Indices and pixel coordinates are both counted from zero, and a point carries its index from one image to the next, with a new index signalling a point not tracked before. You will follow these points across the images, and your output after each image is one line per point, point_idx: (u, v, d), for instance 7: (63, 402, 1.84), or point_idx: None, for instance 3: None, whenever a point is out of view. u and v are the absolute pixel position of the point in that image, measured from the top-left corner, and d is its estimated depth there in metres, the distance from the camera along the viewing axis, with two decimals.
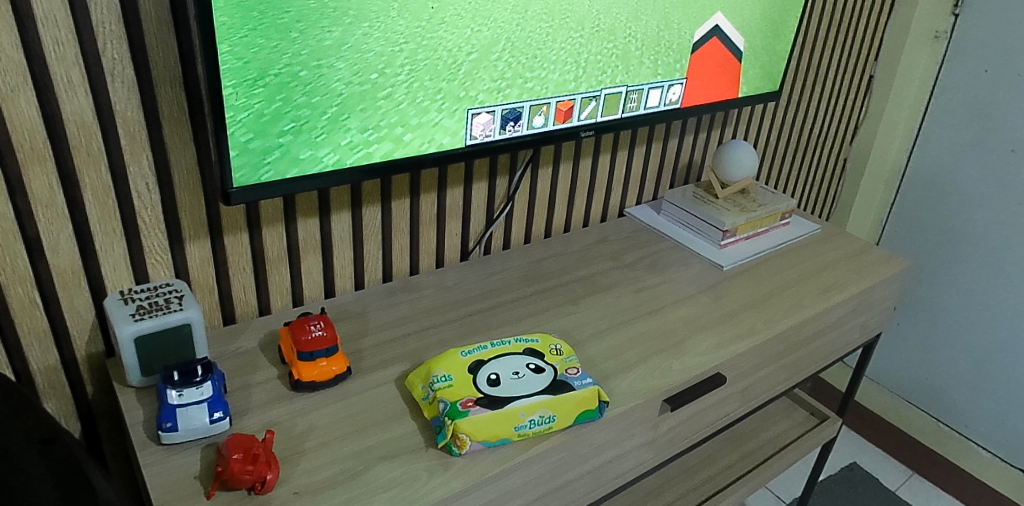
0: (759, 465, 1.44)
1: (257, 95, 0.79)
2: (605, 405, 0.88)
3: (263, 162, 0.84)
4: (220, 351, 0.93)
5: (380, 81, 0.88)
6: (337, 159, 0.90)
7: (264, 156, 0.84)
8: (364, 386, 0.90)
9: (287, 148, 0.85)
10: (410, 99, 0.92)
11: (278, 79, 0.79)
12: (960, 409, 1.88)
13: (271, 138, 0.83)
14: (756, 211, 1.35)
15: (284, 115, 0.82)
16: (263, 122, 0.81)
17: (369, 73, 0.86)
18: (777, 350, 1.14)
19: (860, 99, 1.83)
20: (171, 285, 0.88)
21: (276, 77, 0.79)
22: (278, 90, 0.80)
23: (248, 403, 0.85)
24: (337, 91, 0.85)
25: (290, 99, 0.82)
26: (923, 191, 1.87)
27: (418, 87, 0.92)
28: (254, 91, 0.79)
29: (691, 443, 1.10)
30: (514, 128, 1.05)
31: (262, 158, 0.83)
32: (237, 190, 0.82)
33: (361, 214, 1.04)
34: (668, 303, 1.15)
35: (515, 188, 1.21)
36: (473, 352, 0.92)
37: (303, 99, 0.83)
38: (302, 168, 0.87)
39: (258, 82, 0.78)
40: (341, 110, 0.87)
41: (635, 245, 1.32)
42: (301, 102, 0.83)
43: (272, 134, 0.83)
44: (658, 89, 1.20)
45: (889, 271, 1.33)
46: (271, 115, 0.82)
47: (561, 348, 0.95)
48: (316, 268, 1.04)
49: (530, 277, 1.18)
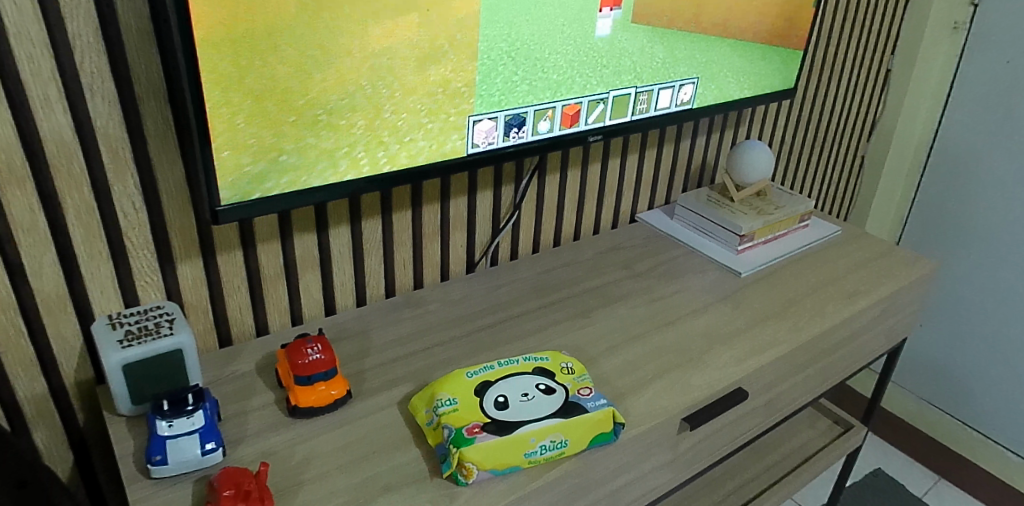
0: (784, 478, 1.38)
1: (247, 108, 0.75)
2: (620, 427, 0.83)
3: (255, 180, 0.80)
4: (215, 375, 0.89)
5: (377, 91, 0.84)
6: (333, 175, 0.85)
7: (256, 174, 0.79)
8: (365, 411, 0.85)
9: (280, 166, 0.81)
10: (411, 109, 0.88)
11: (267, 90, 0.75)
12: (990, 414, 1.81)
13: (262, 155, 0.79)
14: (773, 214, 1.30)
15: (274, 131, 0.78)
16: (253, 139, 0.77)
17: (365, 85, 0.82)
18: (801, 361, 1.08)
19: (878, 93, 1.77)
20: (161, 308, 0.84)
21: (265, 92, 0.75)
22: (267, 105, 0.76)
23: (244, 431, 0.81)
24: (331, 106, 0.81)
25: (281, 111, 0.77)
26: (945, 189, 1.80)
27: (419, 95, 0.87)
28: (239, 108, 0.74)
29: (713, 460, 1.04)
30: (518, 135, 1.01)
31: (255, 176, 0.79)
32: (225, 208, 0.78)
33: (361, 228, 0.99)
34: (685, 314, 1.09)
35: (521, 196, 1.16)
36: (480, 373, 0.87)
37: (294, 113, 0.78)
38: (297, 185, 0.83)
39: (246, 97, 0.74)
40: (337, 125, 0.83)
41: (649, 252, 1.27)
42: (291, 117, 0.79)
43: (264, 151, 0.79)
44: (669, 89, 1.15)
45: (915, 275, 1.28)
46: (261, 131, 0.77)
47: (573, 366, 0.89)
48: (315, 285, 0.99)
49: (538, 289, 1.13)
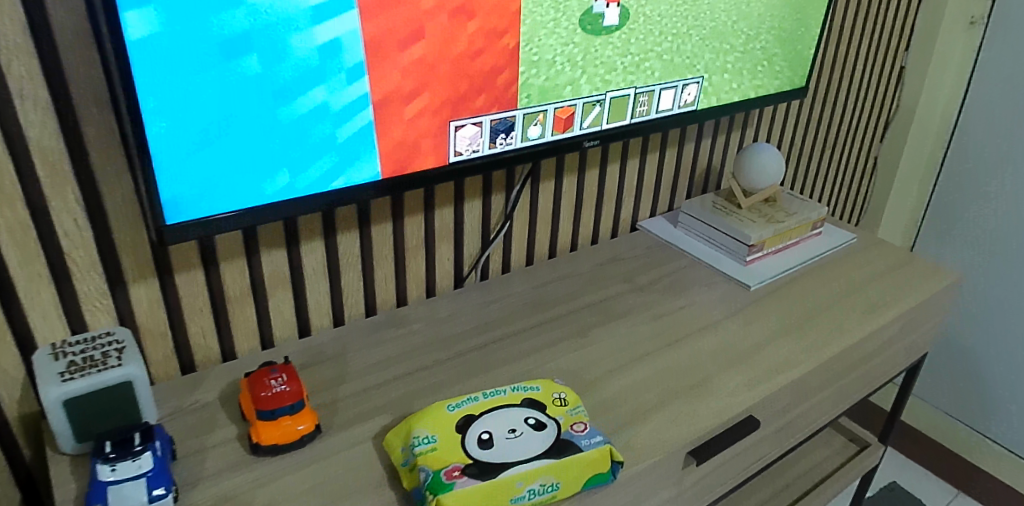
0: (798, 501, 1.29)
1: (194, 117, 0.67)
2: (618, 466, 0.74)
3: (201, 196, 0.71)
4: (174, 406, 0.81)
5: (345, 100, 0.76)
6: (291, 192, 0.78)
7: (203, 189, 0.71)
8: (337, 447, 0.77)
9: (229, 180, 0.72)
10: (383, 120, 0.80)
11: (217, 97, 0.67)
12: (1011, 426, 1.71)
13: (211, 170, 0.71)
14: (785, 222, 1.21)
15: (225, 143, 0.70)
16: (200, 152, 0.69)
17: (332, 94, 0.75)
18: (817, 383, 1.00)
19: (892, 90, 1.68)
20: (111, 334, 0.76)
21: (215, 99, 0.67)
22: (215, 117, 0.68)
23: (201, 472, 0.73)
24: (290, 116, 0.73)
25: (233, 120, 0.70)
26: (964, 192, 1.71)
27: (393, 104, 0.80)
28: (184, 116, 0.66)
29: (723, 492, 0.96)
30: (505, 141, 0.92)
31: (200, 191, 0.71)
32: (171, 227, 0.70)
33: (336, 243, 0.91)
34: (691, 332, 1.01)
35: (513, 206, 1.08)
36: (463, 405, 0.79)
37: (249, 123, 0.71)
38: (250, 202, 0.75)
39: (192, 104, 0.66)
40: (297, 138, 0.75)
41: (651, 263, 1.18)
42: (244, 129, 0.71)
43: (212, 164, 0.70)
44: (672, 89, 1.06)
45: (937, 286, 1.19)
46: (206, 142, 0.69)
47: (566, 397, 0.81)
48: (287, 305, 0.91)
49: (532, 305, 1.05)
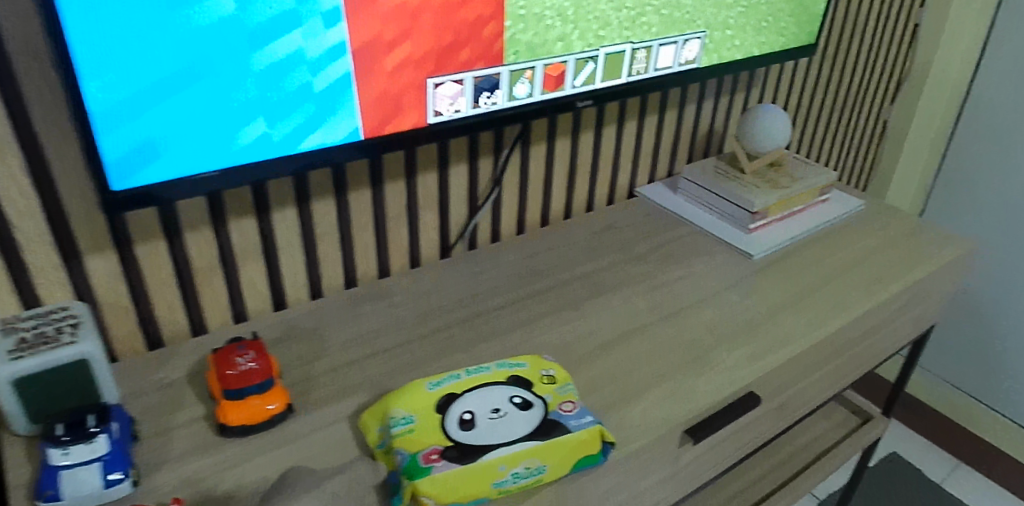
0: (798, 476, 1.25)
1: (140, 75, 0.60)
2: (610, 446, 0.69)
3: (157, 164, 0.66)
4: (139, 384, 0.76)
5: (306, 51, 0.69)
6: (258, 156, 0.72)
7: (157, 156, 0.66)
8: (310, 427, 0.72)
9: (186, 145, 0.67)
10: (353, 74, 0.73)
11: (165, 51, 0.61)
12: (1017, 398, 1.67)
13: (162, 132, 0.65)
14: (790, 188, 1.15)
15: (176, 104, 0.64)
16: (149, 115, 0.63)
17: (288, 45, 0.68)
18: (821, 357, 0.95)
19: (905, 49, 1.58)
20: (67, 308, 0.71)
21: (159, 56, 0.61)
22: (166, 73, 0.62)
23: (164, 454, 0.69)
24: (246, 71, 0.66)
25: (185, 78, 0.63)
26: (977, 157, 1.65)
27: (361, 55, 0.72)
28: (125, 76, 0.60)
29: (719, 469, 0.92)
30: (489, 100, 0.86)
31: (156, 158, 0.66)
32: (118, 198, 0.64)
33: (310, 211, 0.86)
34: (689, 304, 0.96)
35: (502, 170, 1.02)
36: (443, 384, 0.74)
37: (201, 82, 0.64)
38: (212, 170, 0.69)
39: (134, 62, 0.60)
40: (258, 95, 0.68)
41: (649, 231, 1.13)
42: (197, 87, 0.64)
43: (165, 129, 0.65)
44: (672, 45, 0.99)
45: (949, 256, 1.13)
46: (157, 105, 0.63)
47: (554, 374, 0.77)
48: (260, 276, 0.86)
49: (521, 276, 0.99)
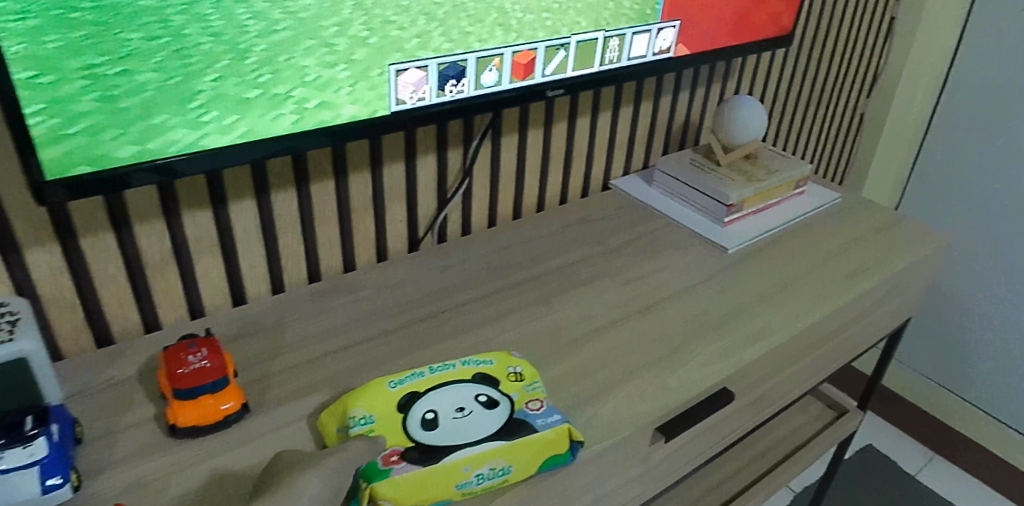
0: (773, 470, 1.24)
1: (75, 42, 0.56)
2: (578, 446, 0.67)
3: (100, 141, 0.61)
4: (85, 383, 0.72)
5: (264, 17, 0.64)
6: (213, 132, 0.67)
7: (100, 133, 0.61)
8: (267, 427, 0.69)
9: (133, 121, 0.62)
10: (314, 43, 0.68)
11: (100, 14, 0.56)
12: (990, 389, 1.69)
13: (104, 106, 0.60)
14: (765, 181, 1.14)
15: (117, 74, 0.59)
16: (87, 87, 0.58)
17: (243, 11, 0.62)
18: (796, 351, 0.94)
19: (881, 41, 1.58)
20: (7, 306, 0.64)
21: (96, 24, 0.56)
22: (103, 38, 0.57)
23: (110, 458, 0.65)
24: (195, 38, 0.61)
25: (126, 45, 0.58)
26: (952, 151, 1.65)
27: (324, 22, 0.68)
28: (62, 45, 0.55)
29: (693, 466, 0.90)
30: (456, 88, 0.83)
31: (97, 135, 0.61)
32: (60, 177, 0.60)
33: (269, 203, 0.82)
34: (663, 298, 0.94)
35: (472, 161, 0.99)
36: (406, 382, 0.71)
37: (146, 54, 0.60)
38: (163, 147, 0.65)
39: (68, 32, 0.55)
40: (212, 65, 0.63)
41: (623, 224, 1.11)
42: (140, 55, 0.59)
43: (106, 102, 0.60)
44: (646, 33, 0.97)
45: (924, 249, 1.13)
46: (100, 77, 0.58)
47: (522, 371, 0.74)
48: (216, 270, 0.83)
49: (492, 269, 0.97)
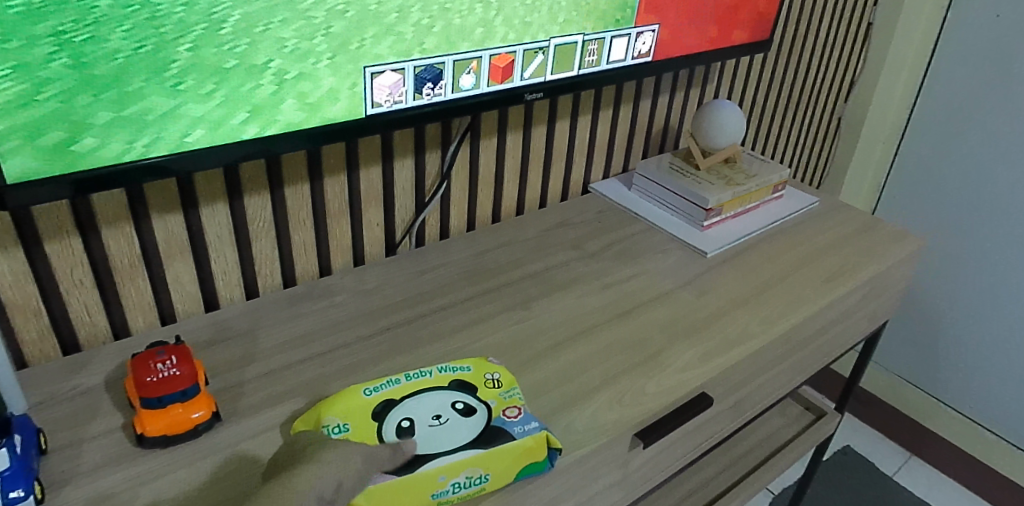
0: (752, 473, 1.25)
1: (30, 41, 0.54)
2: (556, 453, 0.67)
3: (51, 135, 0.59)
4: (50, 392, 0.70)
5: (229, 8, 0.62)
6: (176, 131, 0.65)
7: (51, 127, 0.59)
8: (238, 437, 0.68)
9: (86, 115, 0.60)
10: (282, 36, 0.67)
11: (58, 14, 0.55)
12: (963, 390, 1.71)
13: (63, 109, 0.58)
14: (744, 185, 1.14)
15: (77, 76, 0.58)
16: (36, 77, 0.56)
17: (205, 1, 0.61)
18: (774, 356, 0.94)
19: (858, 46, 1.61)
20: None
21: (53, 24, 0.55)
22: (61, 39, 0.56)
23: (75, 469, 0.63)
24: (157, 32, 0.60)
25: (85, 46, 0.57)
26: (927, 155, 1.67)
27: (293, 16, 0.66)
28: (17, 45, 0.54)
29: (672, 471, 0.90)
30: (433, 91, 0.82)
31: (47, 129, 0.58)
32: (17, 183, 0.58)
33: (242, 206, 0.81)
34: (642, 303, 0.94)
35: (450, 164, 0.98)
36: (382, 389, 0.70)
37: (106, 54, 0.58)
38: (119, 143, 0.63)
39: (24, 32, 0.54)
40: (172, 57, 0.62)
41: (603, 228, 1.10)
42: (100, 56, 0.58)
43: (63, 103, 0.58)
44: (624, 37, 0.97)
45: (900, 253, 1.14)
46: (59, 79, 0.57)
47: (499, 378, 0.74)
48: (187, 275, 0.81)
49: (470, 274, 0.96)
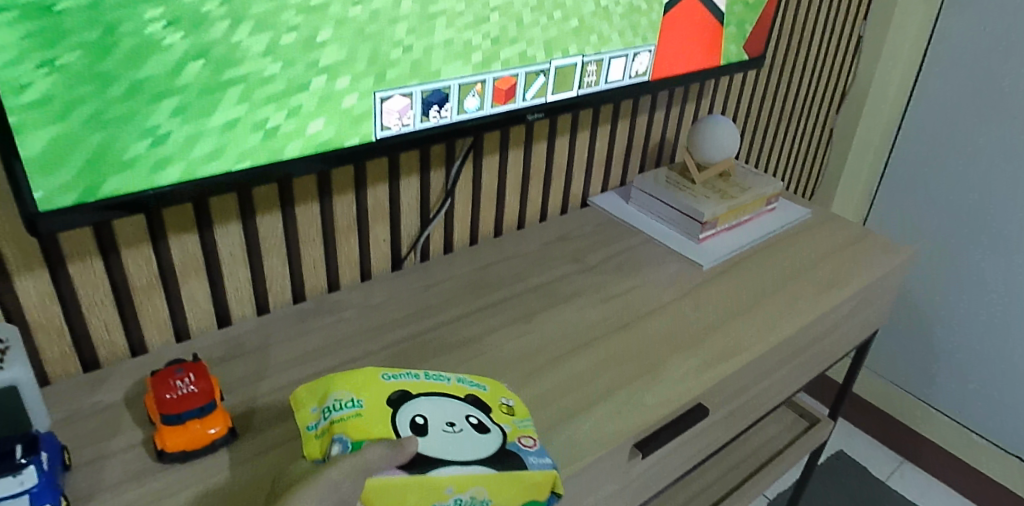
0: (748, 479, 1.28)
1: (63, 82, 0.57)
2: (556, 498, 0.67)
3: (78, 157, 0.61)
4: (72, 409, 0.73)
5: (251, 39, 0.66)
6: (197, 162, 0.68)
7: (79, 157, 0.61)
8: (253, 451, 0.70)
9: (115, 134, 0.62)
10: (300, 64, 0.70)
11: (91, 56, 0.58)
12: (955, 396, 1.74)
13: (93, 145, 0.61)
14: (739, 198, 1.18)
15: (104, 113, 0.60)
16: (71, 97, 0.58)
17: (230, 24, 0.64)
18: (768, 366, 0.97)
19: (849, 59, 1.64)
20: None
21: (86, 67, 0.58)
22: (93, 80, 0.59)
23: (98, 484, 0.66)
24: (183, 71, 0.63)
25: (112, 86, 0.60)
26: (918, 165, 1.71)
27: (310, 45, 0.70)
28: (53, 89, 0.57)
29: (670, 479, 0.93)
30: (440, 113, 0.85)
31: (74, 166, 0.61)
32: (46, 214, 0.60)
33: (255, 225, 0.84)
34: (640, 315, 0.97)
35: (454, 181, 1.01)
36: (400, 379, 0.73)
37: (133, 92, 0.61)
38: (140, 157, 0.64)
39: (59, 75, 0.57)
40: (195, 94, 0.65)
41: (602, 241, 1.13)
42: (129, 95, 0.61)
43: (91, 139, 0.61)
44: (623, 58, 1.00)
45: (890, 263, 1.17)
46: (89, 117, 0.60)
47: (514, 407, 0.76)
48: (202, 293, 0.84)
49: (473, 288, 0.99)
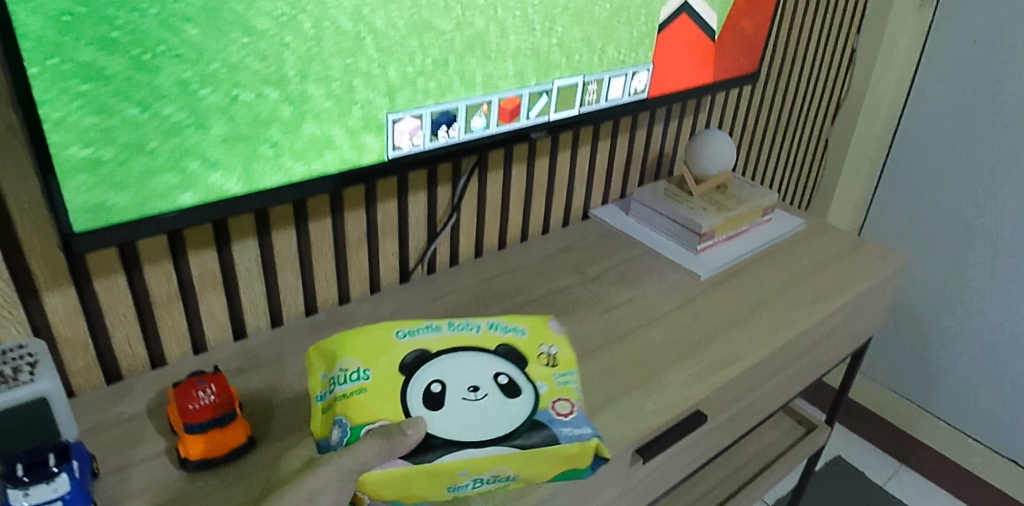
0: (747, 484, 1.31)
1: (99, 114, 0.61)
2: (598, 463, 0.71)
3: (110, 182, 0.64)
4: (97, 420, 0.76)
5: (272, 68, 0.69)
6: (219, 185, 0.72)
7: (111, 182, 0.64)
8: (271, 458, 0.74)
9: (144, 160, 0.65)
10: (317, 90, 0.74)
11: (125, 89, 0.61)
12: (951, 401, 1.77)
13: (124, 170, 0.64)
14: (735, 210, 1.21)
15: (136, 141, 0.64)
16: (105, 127, 0.61)
17: (253, 56, 0.67)
18: (764, 374, 1.00)
19: (843, 72, 1.68)
20: (24, 346, 0.67)
21: (120, 100, 0.61)
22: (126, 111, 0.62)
23: (124, 491, 0.69)
24: (209, 100, 0.67)
25: (145, 116, 0.63)
26: (911, 174, 1.75)
27: (325, 72, 0.73)
28: (89, 120, 0.60)
29: (670, 484, 0.96)
30: (448, 133, 0.88)
31: (106, 190, 0.64)
32: (80, 235, 0.64)
33: (270, 241, 0.87)
34: (640, 325, 1.00)
35: (460, 197, 1.04)
36: (416, 335, 0.79)
37: (163, 121, 0.65)
38: (166, 181, 0.68)
39: (95, 107, 0.60)
40: (220, 122, 0.68)
41: (603, 252, 1.17)
42: (159, 123, 0.64)
43: (122, 165, 0.64)
44: (622, 77, 1.04)
45: (883, 272, 1.20)
46: (120, 145, 0.63)
47: (554, 358, 0.80)
48: (219, 307, 0.87)
49: (479, 300, 1.02)
